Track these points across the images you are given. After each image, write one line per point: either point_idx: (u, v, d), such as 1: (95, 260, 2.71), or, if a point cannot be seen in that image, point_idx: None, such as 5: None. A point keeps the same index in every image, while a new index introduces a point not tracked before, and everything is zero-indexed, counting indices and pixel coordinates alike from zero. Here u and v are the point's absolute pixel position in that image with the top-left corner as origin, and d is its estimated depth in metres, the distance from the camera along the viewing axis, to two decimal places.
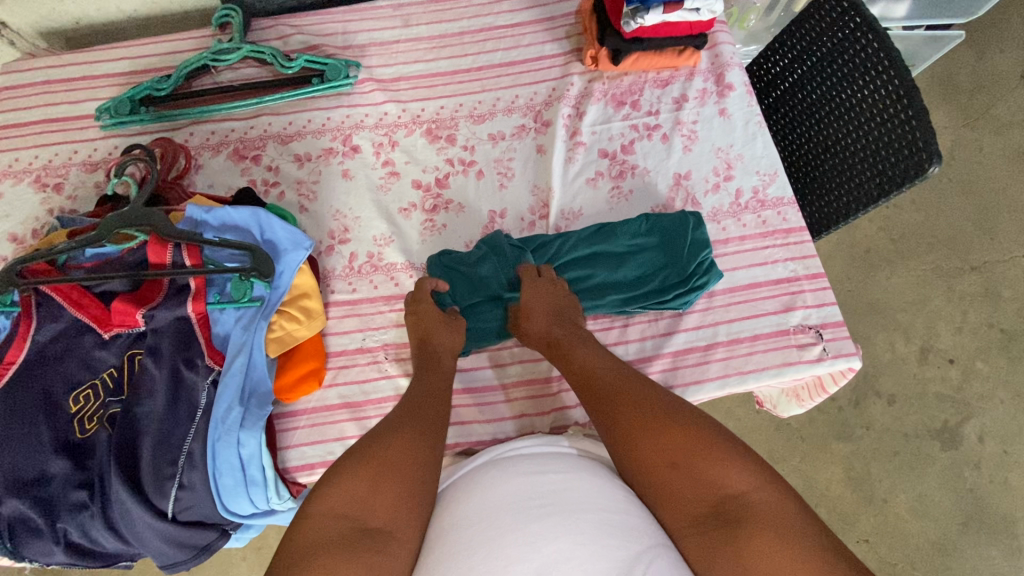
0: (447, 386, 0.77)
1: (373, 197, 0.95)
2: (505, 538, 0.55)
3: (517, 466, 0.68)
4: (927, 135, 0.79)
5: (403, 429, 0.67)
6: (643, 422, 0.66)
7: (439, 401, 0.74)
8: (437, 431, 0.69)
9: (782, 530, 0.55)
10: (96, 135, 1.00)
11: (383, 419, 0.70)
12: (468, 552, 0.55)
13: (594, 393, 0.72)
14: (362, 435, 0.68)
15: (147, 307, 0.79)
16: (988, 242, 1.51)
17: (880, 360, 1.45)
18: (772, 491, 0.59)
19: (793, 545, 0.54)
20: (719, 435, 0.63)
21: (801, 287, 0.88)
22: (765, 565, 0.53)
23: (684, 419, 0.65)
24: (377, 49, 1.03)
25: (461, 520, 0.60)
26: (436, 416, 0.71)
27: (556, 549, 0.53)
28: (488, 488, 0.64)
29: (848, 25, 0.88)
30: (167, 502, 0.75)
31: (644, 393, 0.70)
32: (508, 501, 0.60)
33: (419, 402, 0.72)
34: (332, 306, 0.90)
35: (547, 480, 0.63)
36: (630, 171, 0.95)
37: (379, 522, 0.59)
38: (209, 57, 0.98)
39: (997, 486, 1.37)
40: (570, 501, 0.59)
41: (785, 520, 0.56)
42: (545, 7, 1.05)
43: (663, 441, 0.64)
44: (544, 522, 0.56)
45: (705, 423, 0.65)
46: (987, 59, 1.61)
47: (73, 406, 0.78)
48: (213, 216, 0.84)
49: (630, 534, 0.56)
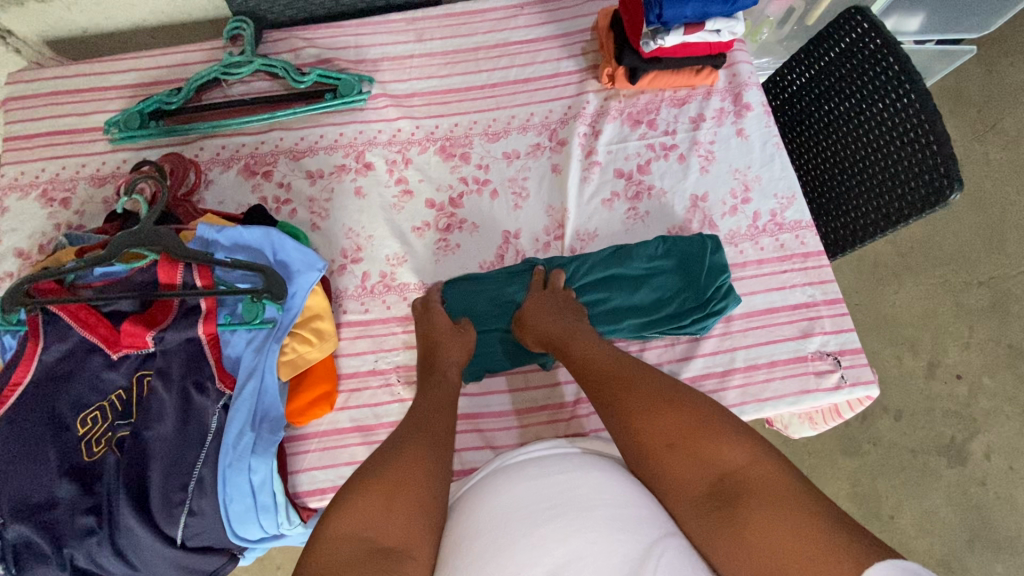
0: (451, 401, 0.74)
1: (386, 215, 0.94)
2: (517, 543, 0.53)
3: (523, 470, 0.64)
4: (949, 162, 0.78)
5: (410, 448, 0.65)
6: (634, 411, 0.64)
7: (445, 416, 0.71)
8: (443, 451, 0.66)
9: (782, 504, 0.52)
10: (104, 149, 0.98)
11: (390, 436, 0.67)
12: (483, 561, 0.53)
13: (593, 383, 0.70)
14: (372, 453, 0.65)
15: (157, 328, 0.78)
16: (997, 258, 1.50)
17: (889, 376, 1.45)
18: (768, 463, 0.56)
19: (791, 516, 0.51)
20: (709, 410, 0.62)
21: (819, 312, 0.87)
22: (767, 542, 0.51)
23: (680, 400, 0.64)
24: (390, 64, 1.02)
25: (472, 527, 0.58)
26: (443, 431, 0.69)
27: (566, 548, 0.51)
28: (494, 495, 0.62)
29: (868, 46, 0.87)
30: (177, 528, 0.73)
31: (639, 378, 0.68)
32: (517, 505, 0.58)
33: (425, 417, 0.70)
34: (343, 327, 0.89)
35: (554, 481, 0.61)
36: (646, 192, 0.94)
37: (393, 540, 0.56)
38: (220, 71, 0.97)
39: (1003, 503, 1.36)
40: (578, 499, 0.57)
41: (782, 492, 0.53)
42: (561, 23, 1.04)
43: (658, 423, 0.62)
44: (555, 525, 0.54)
45: (704, 404, 0.63)
46: (997, 73, 1.61)
47: (81, 428, 0.76)
48: (225, 236, 0.82)
49: (637, 527, 0.54)
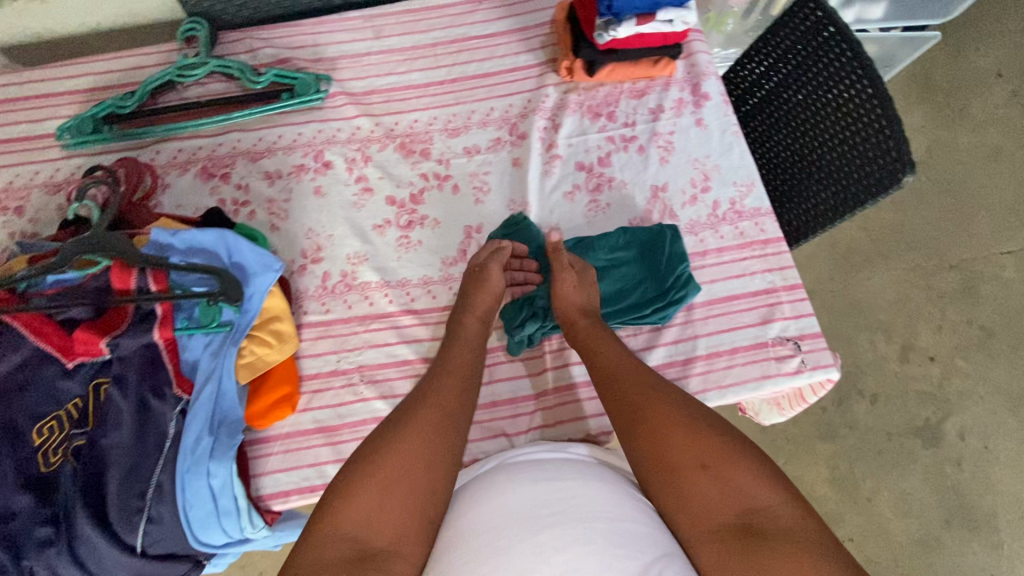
0: (461, 375, 0.72)
1: (346, 214, 0.93)
2: (515, 547, 0.53)
3: (525, 472, 0.65)
4: (902, 144, 0.79)
5: (413, 434, 0.64)
6: (669, 419, 0.64)
7: (457, 398, 0.69)
8: (448, 436, 0.65)
9: (805, 548, 0.53)
10: (58, 155, 0.97)
11: (395, 418, 0.66)
12: (478, 561, 0.53)
13: (618, 389, 0.70)
14: (376, 435, 0.65)
15: (109, 336, 0.76)
16: (966, 240, 1.52)
17: (863, 359, 1.46)
18: (796, 510, 0.57)
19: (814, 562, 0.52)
20: (745, 444, 0.62)
21: (779, 298, 0.87)
22: None
23: (716, 424, 0.63)
24: (348, 62, 1.01)
25: (467, 526, 0.58)
26: (451, 416, 0.67)
27: (565, 559, 0.51)
28: (479, 502, 0.62)
29: (822, 33, 0.87)
30: (136, 536, 0.72)
31: (670, 393, 0.67)
32: (518, 506, 0.58)
33: (433, 397, 0.68)
34: (304, 328, 0.88)
35: (556, 488, 0.61)
36: (607, 184, 0.94)
37: (383, 541, 0.57)
38: (175, 73, 0.96)
39: (978, 482, 1.38)
40: (577, 509, 0.57)
41: (806, 538, 0.54)
42: (520, 17, 1.04)
43: (692, 443, 0.62)
44: (553, 533, 0.54)
45: (740, 437, 0.62)
46: (961, 59, 1.64)
47: (37, 438, 0.74)
48: (179, 239, 0.81)
49: (639, 543, 0.54)
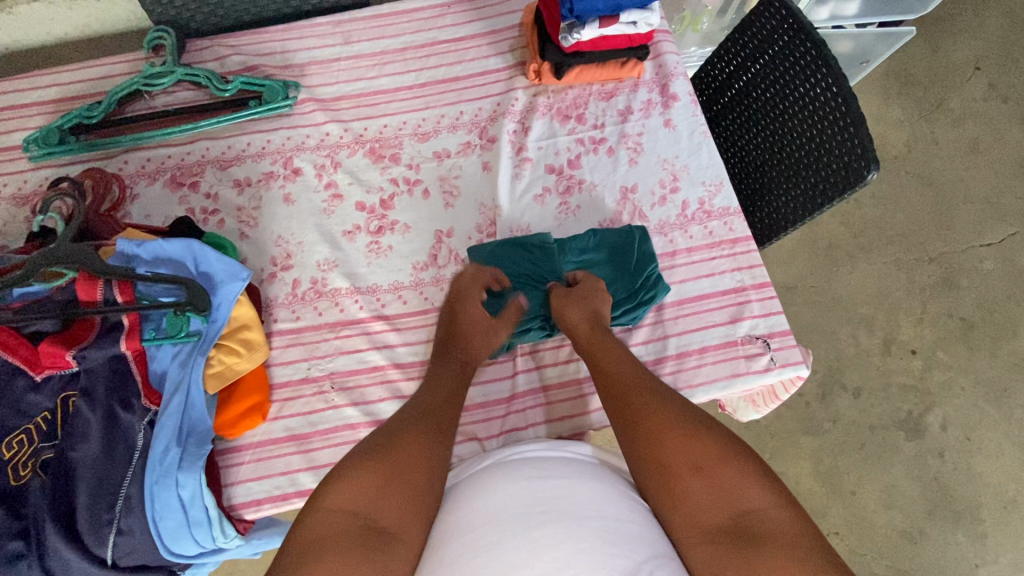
0: (458, 381, 0.74)
1: (316, 220, 0.93)
2: (507, 543, 0.53)
3: (520, 469, 0.64)
4: (865, 141, 0.79)
5: (414, 432, 0.65)
6: (664, 424, 0.64)
7: (454, 405, 0.71)
8: (444, 437, 0.66)
9: (796, 551, 0.53)
10: (26, 167, 0.96)
11: (397, 420, 0.68)
12: (471, 555, 0.53)
13: (612, 391, 0.70)
14: (378, 431, 0.66)
15: (76, 347, 0.76)
16: (946, 233, 1.53)
17: (845, 354, 1.47)
18: (789, 512, 0.57)
19: (803, 564, 0.52)
20: (738, 447, 0.62)
21: (748, 296, 0.88)
22: None
23: (711, 427, 0.64)
24: (317, 68, 1.01)
25: (461, 523, 0.58)
26: (450, 422, 0.69)
27: (556, 555, 0.51)
28: (450, 512, 0.61)
29: (786, 34, 0.88)
30: (106, 548, 0.72)
31: (664, 396, 0.68)
32: (512, 504, 0.58)
33: (433, 403, 0.70)
34: (274, 336, 0.88)
35: (552, 484, 0.60)
36: (577, 186, 0.94)
37: (388, 521, 0.57)
38: (140, 82, 0.96)
39: (960, 472, 1.39)
40: (570, 506, 0.57)
41: (796, 541, 0.54)
42: (489, 20, 1.04)
43: (687, 446, 0.62)
44: (546, 530, 0.54)
45: (735, 441, 0.63)
46: (938, 53, 1.65)
47: (7, 452, 0.74)
48: (145, 249, 0.81)
49: (631, 543, 0.54)
